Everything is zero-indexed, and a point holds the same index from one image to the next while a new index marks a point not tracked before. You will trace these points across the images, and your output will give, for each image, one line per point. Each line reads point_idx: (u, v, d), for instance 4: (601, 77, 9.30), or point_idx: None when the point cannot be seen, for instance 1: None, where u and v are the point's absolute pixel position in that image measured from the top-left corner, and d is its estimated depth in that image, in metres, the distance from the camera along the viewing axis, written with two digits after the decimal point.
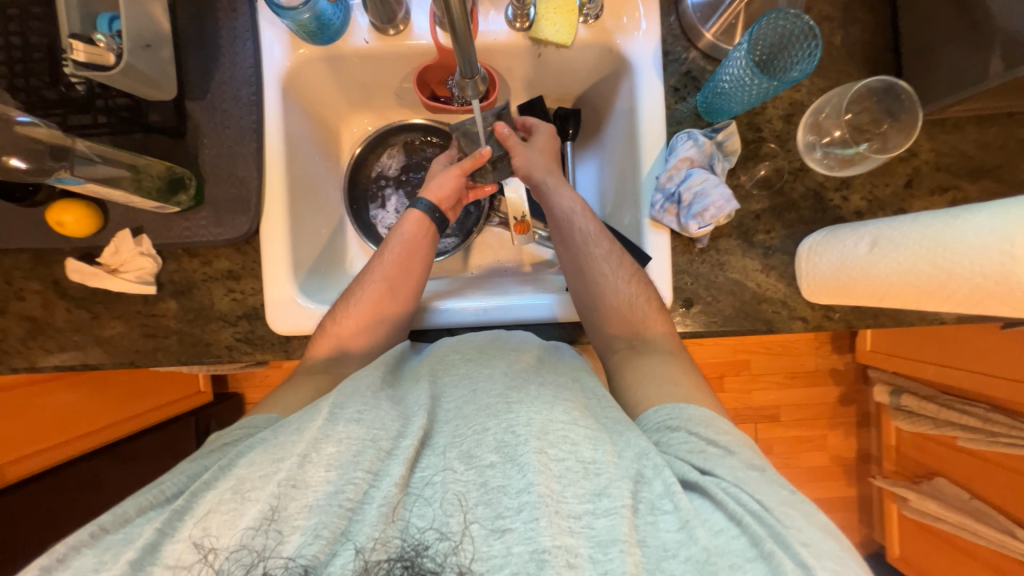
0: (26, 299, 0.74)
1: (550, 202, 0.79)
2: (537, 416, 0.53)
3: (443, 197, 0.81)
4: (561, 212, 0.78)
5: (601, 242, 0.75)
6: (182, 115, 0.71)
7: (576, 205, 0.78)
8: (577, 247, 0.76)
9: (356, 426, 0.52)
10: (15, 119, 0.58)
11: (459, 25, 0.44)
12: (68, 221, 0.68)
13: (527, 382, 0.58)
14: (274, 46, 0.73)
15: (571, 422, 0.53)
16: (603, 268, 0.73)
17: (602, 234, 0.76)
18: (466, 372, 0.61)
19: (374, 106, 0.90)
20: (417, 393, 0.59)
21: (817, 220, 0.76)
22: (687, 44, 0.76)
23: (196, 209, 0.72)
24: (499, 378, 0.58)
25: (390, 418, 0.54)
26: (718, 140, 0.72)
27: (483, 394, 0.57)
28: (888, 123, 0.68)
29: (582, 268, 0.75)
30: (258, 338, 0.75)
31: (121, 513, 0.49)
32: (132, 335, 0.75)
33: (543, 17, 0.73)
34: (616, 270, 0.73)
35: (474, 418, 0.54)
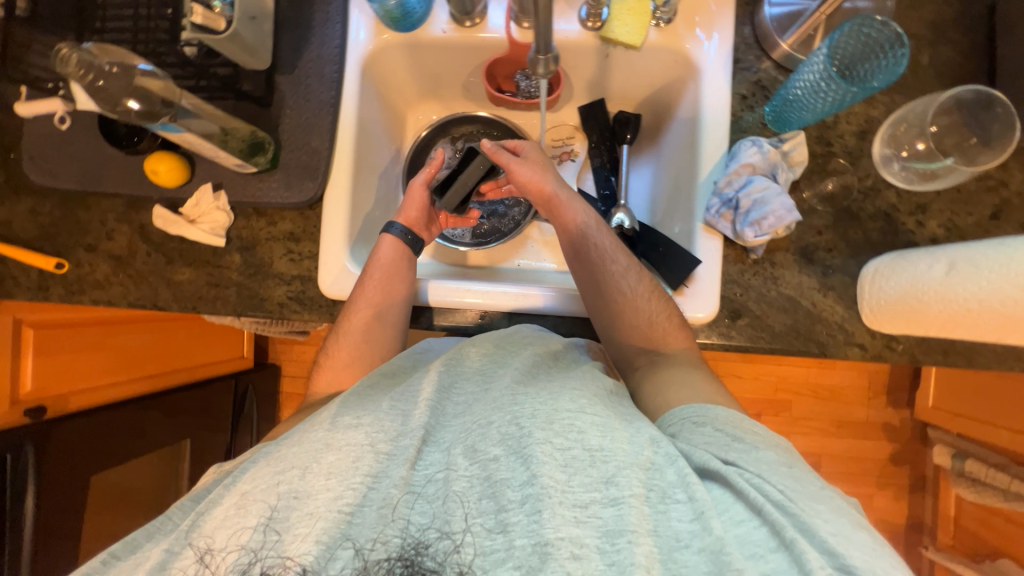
0: (115, 240, 0.82)
1: (564, 217, 0.78)
2: (542, 406, 0.51)
3: (411, 218, 0.83)
4: (576, 227, 0.77)
5: (618, 257, 0.74)
6: (271, 86, 0.77)
7: (591, 220, 0.78)
8: (593, 263, 0.74)
9: (355, 432, 0.52)
10: (138, 68, 0.63)
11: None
12: (161, 171, 0.75)
13: (539, 377, 0.57)
14: (361, 30, 0.79)
15: (578, 410, 0.51)
16: (622, 285, 0.72)
17: (615, 247, 0.75)
18: (481, 368, 0.61)
19: (441, 97, 0.94)
20: (423, 379, 0.60)
21: (885, 243, 0.71)
22: (760, 53, 0.75)
23: (270, 171, 0.78)
24: (510, 373, 0.58)
25: (389, 418, 0.54)
26: (784, 149, 0.70)
27: (493, 391, 0.56)
28: (976, 138, 0.63)
29: (600, 283, 0.73)
30: (308, 298, 0.80)
31: (131, 540, 0.52)
32: (198, 282, 0.81)
33: (615, 18, 0.74)
34: (635, 284, 0.72)
35: (481, 413, 0.53)
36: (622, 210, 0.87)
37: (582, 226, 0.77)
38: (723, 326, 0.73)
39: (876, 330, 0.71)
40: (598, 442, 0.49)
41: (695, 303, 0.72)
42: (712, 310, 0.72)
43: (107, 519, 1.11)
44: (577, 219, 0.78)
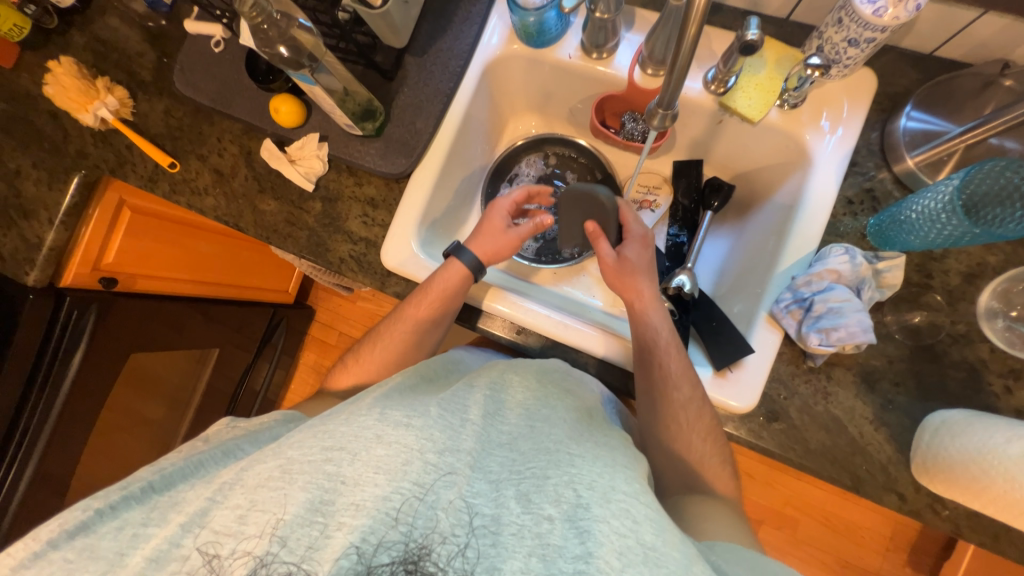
0: (223, 157, 0.91)
1: (638, 325, 0.74)
2: (600, 479, 0.48)
3: (487, 253, 0.80)
4: (647, 338, 0.72)
5: (683, 385, 0.68)
6: (399, 63, 0.83)
7: (671, 332, 0.73)
8: (654, 383, 0.69)
9: (406, 431, 0.51)
10: (298, 21, 0.68)
11: (681, 60, 0.50)
12: (282, 111, 0.82)
13: (587, 437, 0.56)
14: (494, 35, 0.83)
15: (633, 495, 0.47)
16: (681, 414, 0.67)
17: (681, 366, 0.69)
18: (525, 407, 0.60)
19: (546, 114, 0.97)
20: (471, 401, 0.58)
21: (961, 396, 0.66)
22: (881, 163, 0.71)
23: (373, 138, 0.83)
24: (560, 427, 0.56)
25: (440, 430, 0.52)
26: (877, 267, 0.66)
27: (543, 438, 0.54)
28: None
29: (657, 403, 0.69)
30: (366, 262, 0.84)
31: (168, 477, 0.53)
32: (278, 217, 0.87)
33: (741, 88, 0.73)
34: (691, 423, 0.67)
35: (531, 460, 0.51)
36: (686, 272, 0.86)
37: (659, 331, 0.72)
38: (755, 423, 0.70)
39: (923, 485, 0.65)
40: (651, 537, 0.43)
41: (736, 391, 0.69)
42: (752, 403, 0.69)
43: (127, 397, 1.17)
44: (657, 327, 0.73)
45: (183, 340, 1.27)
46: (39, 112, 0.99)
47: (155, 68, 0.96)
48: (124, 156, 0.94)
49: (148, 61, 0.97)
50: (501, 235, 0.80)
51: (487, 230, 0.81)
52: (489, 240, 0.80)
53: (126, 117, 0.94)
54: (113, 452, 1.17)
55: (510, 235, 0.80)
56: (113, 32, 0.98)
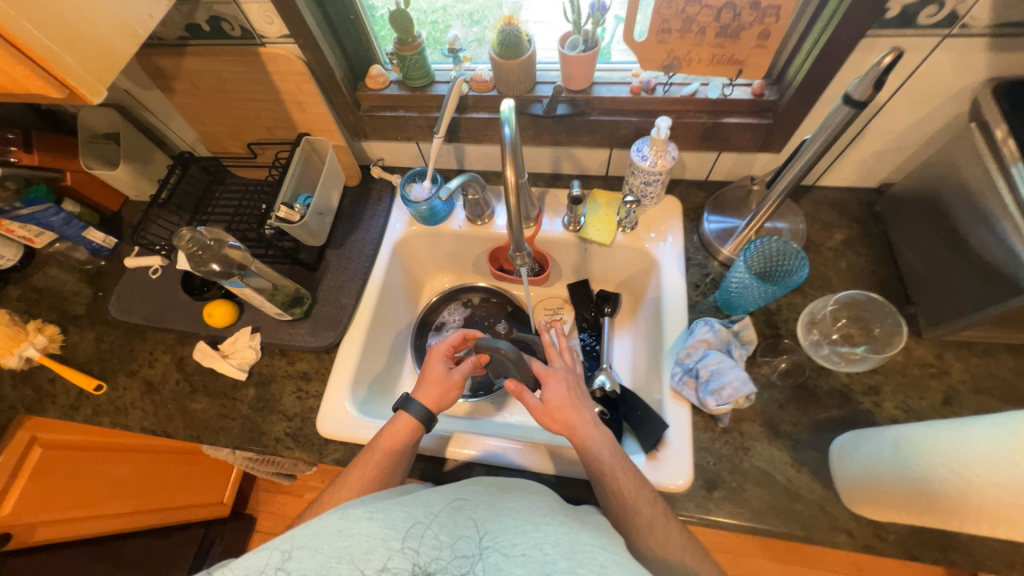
0: (154, 368, 0.95)
1: (585, 457, 0.71)
2: (565, 537, 0.48)
3: (435, 402, 0.78)
4: (597, 466, 0.70)
5: (642, 507, 0.66)
6: (321, 257, 0.99)
7: (614, 451, 0.71)
8: (614, 513, 0.67)
9: (367, 522, 0.48)
10: (227, 241, 0.82)
11: (515, 222, 0.71)
12: (216, 313, 0.92)
13: (554, 513, 0.55)
14: (398, 223, 1.04)
15: (599, 547, 0.48)
16: (649, 541, 0.64)
17: (631, 487, 0.68)
18: (493, 495, 0.58)
19: (454, 269, 1.16)
20: (435, 497, 0.56)
21: (848, 420, 0.75)
22: (707, 254, 0.93)
23: (301, 320, 0.93)
24: (527, 506, 0.55)
25: (403, 518, 0.50)
26: (734, 329, 0.81)
27: (511, 515, 0.52)
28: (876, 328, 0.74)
29: (622, 533, 0.66)
30: (303, 436, 0.85)
31: None
32: (210, 412, 0.89)
33: (590, 224, 0.96)
34: (662, 544, 0.64)
35: (501, 534, 0.49)
36: (603, 371, 0.96)
37: (600, 453, 0.70)
38: (700, 497, 0.73)
39: (861, 514, 0.69)
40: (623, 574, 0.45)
41: (668, 469, 0.74)
42: (688, 477, 0.73)
43: None
44: (601, 454, 0.71)
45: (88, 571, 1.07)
46: None
47: (92, 303, 1.05)
48: (45, 390, 0.95)
49: (85, 297, 1.06)
50: (444, 383, 0.80)
51: (430, 378, 0.80)
52: (435, 390, 0.79)
53: (54, 351, 0.98)
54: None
55: (450, 380, 0.80)
56: (54, 281, 1.09)
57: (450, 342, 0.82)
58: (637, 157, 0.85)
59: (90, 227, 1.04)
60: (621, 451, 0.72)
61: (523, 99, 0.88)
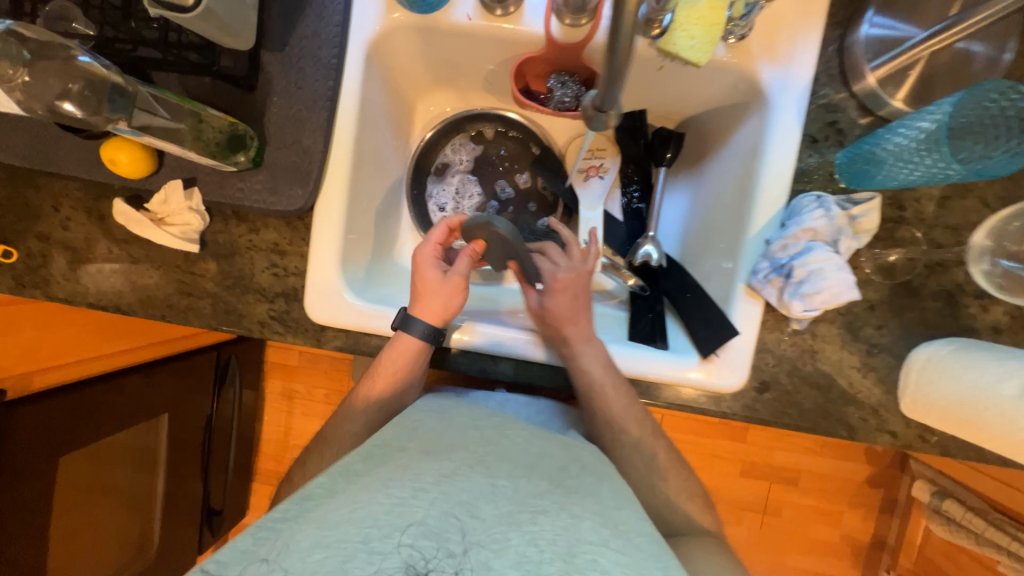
0: (70, 230, 0.72)
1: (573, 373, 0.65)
2: (564, 531, 0.42)
3: (439, 315, 0.65)
4: (586, 386, 0.64)
5: (630, 427, 0.64)
6: (256, 66, 0.64)
7: (605, 368, 0.65)
8: (600, 429, 0.65)
9: (319, 541, 0.39)
10: (77, 58, 0.54)
11: (625, 20, 0.39)
12: (122, 160, 0.63)
13: (546, 482, 0.47)
14: (368, 6, 0.65)
15: (602, 544, 0.42)
16: (633, 456, 0.65)
17: (619, 405, 0.64)
18: (475, 455, 0.49)
19: (456, 86, 0.81)
20: (402, 469, 0.46)
21: (942, 325, 0.64)
22: (839, 86, 0.63)
23: (253, 171, 0.67)
24: (514, 476, 0.47)
25: (360, 523, 0.40)
26: (851, 214, 0.60)
27: (500, 495, 0.44)
28: None
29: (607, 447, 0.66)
30: (293, 320, 0.71)
31: None
32: (168, 289, 0.71)
33: (679, 26, 0.59)
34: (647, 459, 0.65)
35: (490, 525, 0.42)
36: (649, 241, 0.79)
37: (588, 374, 0.64)
38: (748, 398, 0.67)
39: (913, 420, 0.65)
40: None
41: (725, 373, 0.65)
42: (744, 379, 0.66)
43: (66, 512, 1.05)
44: (590, 371, 0.64)
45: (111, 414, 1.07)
46: None
47: None
48: None
49: None
50: (444, 290, 0.65)
51: (423, 285, 0.66)
52: (435, 300, 0.65)
53: None
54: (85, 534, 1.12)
55: (449, 283, 0.65)
56: None
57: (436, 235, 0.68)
58: None
59: None
60: (613, 369, 0.66)
61: None
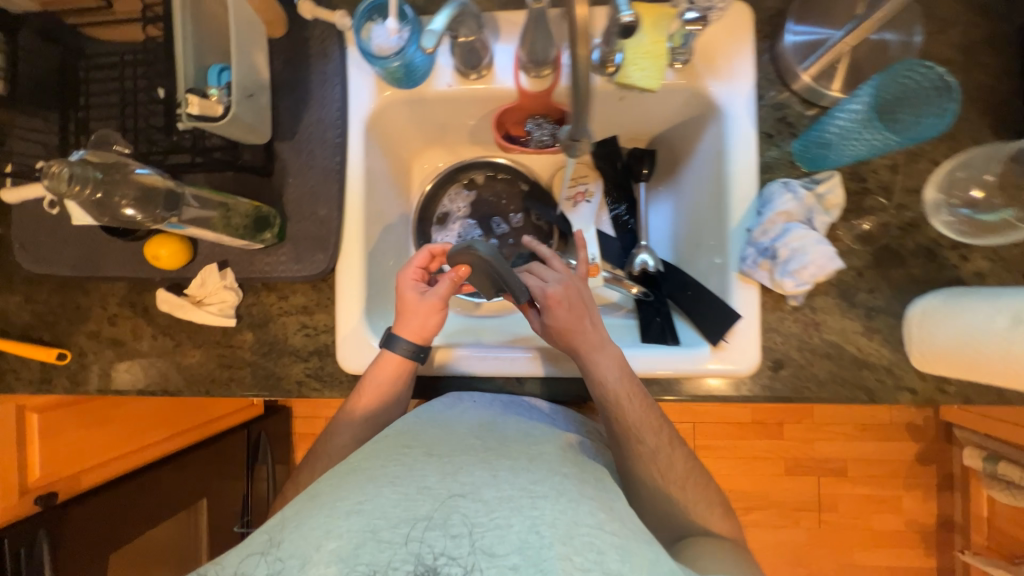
0: (119, 325, 0.79)
1: (591, 381, 0.68)
2: (562, 516, 0.48)
3: (421, 333, 0.71)
4: (605, 393, 0.67)
5: (646, 437, 0.66)
6: (272, 155, 0.74)
7: (620, 373, 0.67)
8: (619, 438, 0.67)
9: (358, 518, 0.48)
10: (134, 169, 0.63)
11: (580, 72, 0.49)
12: (163, 255, 0.71)
13: (552, 472, 0.54)
14: (362, 90, 0.75)
15: (597, 528, 0.47)
16: (653, 469, 0.66)
17: (637, 407, 0.66)
18: (489, 455, 0.56)
19: (445, 143, 0.90)
20: (426, 467, 0.53)
21: (929, 279, 0.68)
22: (781, 86, 0.72)
23: (278, 245, 0.74)
24: (524, 471, 0.54)
25: (393, 505, 0.49)
26: (819, 192, 0.66)
27: (506, 485, 0.52)
28: None
29: (625, 463, 0.68)
30: (328, 374, 0.76)
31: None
32: (210, 365, 0.77)
33: (630, 61, 0.68)
34: (664, 473, 0.66)
35: (496, 510, 0.49)
36: (643, 250, 0.85)
37: (606, 378, 0.67)
38: (765, 377, 0.70)
39: (927, 374, 0.68)
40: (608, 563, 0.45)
41: (737, 357, 0.69)
42: (755, 361, 0.69)
43: None
44: (608, 379, 0.67)
45: (146, 507, 1.12)
46: None
47: None
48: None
49: None
50: (422, 309, 0.70)
51: (405, 307, 0.71)
52: (414, 318, 0.70)
53: None
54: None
55: (427, 302, 0.70)
56: None
57: (422, 258, 0.73)
58: None
59: None
60: (630, 377, 0.67)
61: None
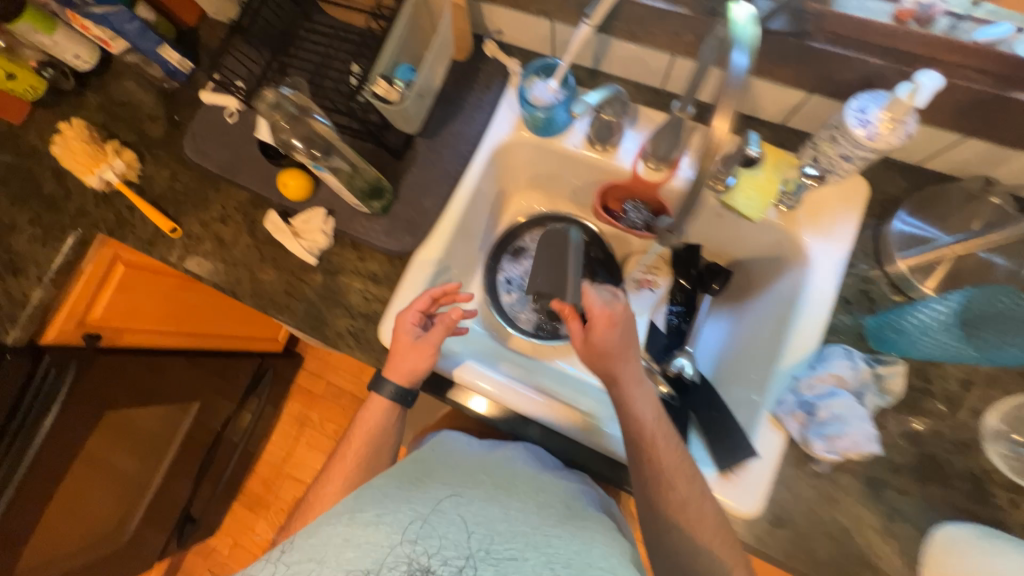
0: (226, 225, 0.91)
1: (621, 411, 0.66)
2: (582, 560, 0.56)
3: (408, 375, 0.74)
4: (635, 426, 0.65)
5: (678, 483, 0.63)
6: (409, 144, 0.85)
7: (660, 412, 0.66)
8: (647, 483, 0.64)
9: (374, 529, 0.55)
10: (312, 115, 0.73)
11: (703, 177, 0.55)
12: (290, 185, 0.83)
13: (560, 523, 0.62)
14: (503, 123, 0.86)
15: (611, 571, 0.56)
16: (682, 521, 0.62)
17: (677, 457, 0.64)
18: (502, 489, 0.67)
19: (548, 191, 0.99)
20: (438, 488, 0.64)
21: (967, 508, 0.65)
22: (875, 264, 0.73)
23: (378, 215, 0.84)
24: (533, 513, 0.63)
25: (409, 516, 0.57)
26: (878, 372, 0.66)
27: (515, 522, 0.61)
28: None
29: (648, 504, 0.64)
30: (366, 339, 0.82)
31: None
32: (277, 288, 0.86)
33: (740, 188, 0.75)
34: (708, 539, 0.62)
35: (505, 544, 0.57)
36: (686, 355, 0.87)
37: (644, 412, 0.65)
38: (761, 529, 0.67)
39: None
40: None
41: (738, 493, 0.67)
42: (757, 507, 0.66)
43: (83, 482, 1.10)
44: (642, 414, 0.65)
45: (162, 396, 1.25)
46: (43, 168, 1.00)
47: (166, 129, 0.98)
48: (124, 217, 0.95)
49: (160, 125, 0.99)
50: (415, 350, 0.73)
51: (399, 345, 0.74)
52: (405, 359, 0.74)
53: (132, 180, 0.95)
54: (77, 519, 1.13)
55: (421, 347, 0.73)
56: (131, 94, 1.01)
57: (427, 298, 0.75)
58: (854, 121, 0.61)
59: (165, 43, 0.92)
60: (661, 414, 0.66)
61: None
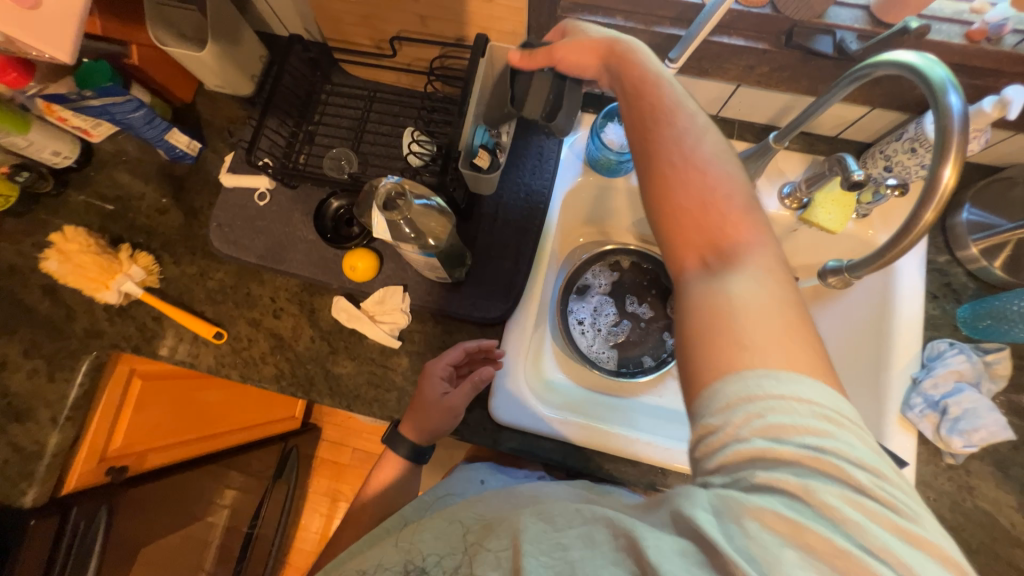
0: (281, 320, 0.81)
1: (691, 168, 0.49)
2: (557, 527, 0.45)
3: (426, 428, 0.70)
4: (703, 180, 0.48)
5: (750, 248, 0.45)
6: (476, 203, 0.81)
7: (719, 152, 0.51)
8: (712, 268, 0.45)
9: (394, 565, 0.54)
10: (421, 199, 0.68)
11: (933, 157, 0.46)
12: (359, 267, 0.78)
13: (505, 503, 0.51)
14: (569, 169, 0.84)
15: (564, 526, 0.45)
16: (729, 290, 0.42)
17: (770, 232, 0.47)
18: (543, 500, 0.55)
19: (604, 226, 0.98)
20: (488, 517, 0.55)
21: None
22: (948, 254, 0.79)
23: (461, 283, 0.78)
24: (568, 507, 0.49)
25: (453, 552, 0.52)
26: (986, 360, 0.71)
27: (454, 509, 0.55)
28: None
29: (724, 297, 0.42)
30: (472, 418, 0.76)
31: None
32: (359, 380, 0.78)
33: (819, 204, 0.77)
34: (734, 290, 0.42)
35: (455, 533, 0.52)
36: None
37: (696, 146, 0.50)
38: None
39: None
40: (782, 424, 0.36)
41: None
42: None
43: None
44: (717, 170, 0.49)
45: (177, 520, 1.04)
46: (29, 288, 0.85)
47: (180, 222, 0.86)
48: (151, 330, 0.82)
49: (171, 218, 0.87)
50: (439, 408, 0.69)
51: (422, 401, 0.70)
52: (428, 414, 0.70)
53: (152, 285, 0.83)
54: None
55: (442, 405, 0.69)
56: (127, 187, 0.88)
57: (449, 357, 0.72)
58: (936, 134, 0.65)
59: (172, 127, 0.82)
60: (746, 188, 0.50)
61: (807, 26, 0.64)
